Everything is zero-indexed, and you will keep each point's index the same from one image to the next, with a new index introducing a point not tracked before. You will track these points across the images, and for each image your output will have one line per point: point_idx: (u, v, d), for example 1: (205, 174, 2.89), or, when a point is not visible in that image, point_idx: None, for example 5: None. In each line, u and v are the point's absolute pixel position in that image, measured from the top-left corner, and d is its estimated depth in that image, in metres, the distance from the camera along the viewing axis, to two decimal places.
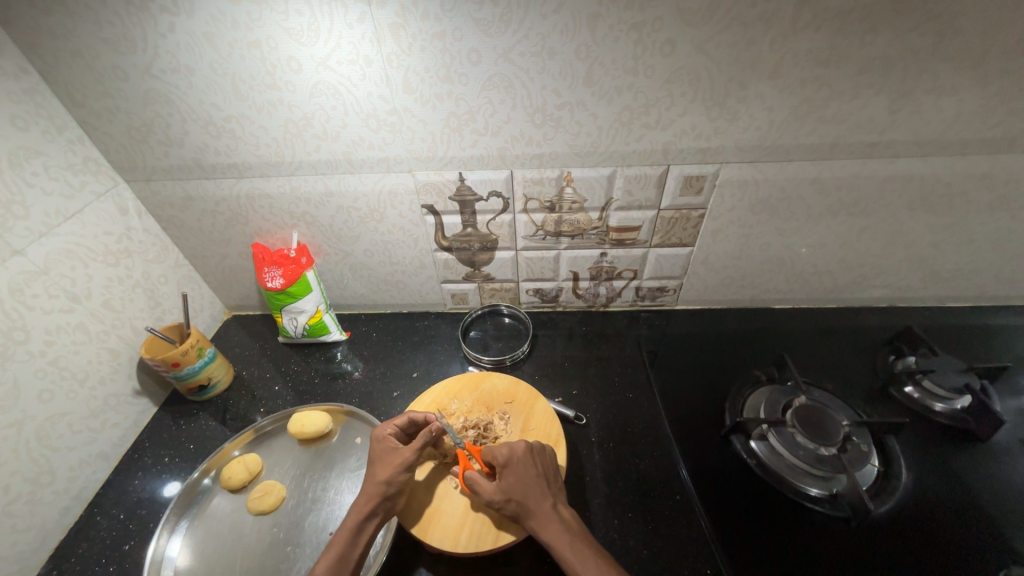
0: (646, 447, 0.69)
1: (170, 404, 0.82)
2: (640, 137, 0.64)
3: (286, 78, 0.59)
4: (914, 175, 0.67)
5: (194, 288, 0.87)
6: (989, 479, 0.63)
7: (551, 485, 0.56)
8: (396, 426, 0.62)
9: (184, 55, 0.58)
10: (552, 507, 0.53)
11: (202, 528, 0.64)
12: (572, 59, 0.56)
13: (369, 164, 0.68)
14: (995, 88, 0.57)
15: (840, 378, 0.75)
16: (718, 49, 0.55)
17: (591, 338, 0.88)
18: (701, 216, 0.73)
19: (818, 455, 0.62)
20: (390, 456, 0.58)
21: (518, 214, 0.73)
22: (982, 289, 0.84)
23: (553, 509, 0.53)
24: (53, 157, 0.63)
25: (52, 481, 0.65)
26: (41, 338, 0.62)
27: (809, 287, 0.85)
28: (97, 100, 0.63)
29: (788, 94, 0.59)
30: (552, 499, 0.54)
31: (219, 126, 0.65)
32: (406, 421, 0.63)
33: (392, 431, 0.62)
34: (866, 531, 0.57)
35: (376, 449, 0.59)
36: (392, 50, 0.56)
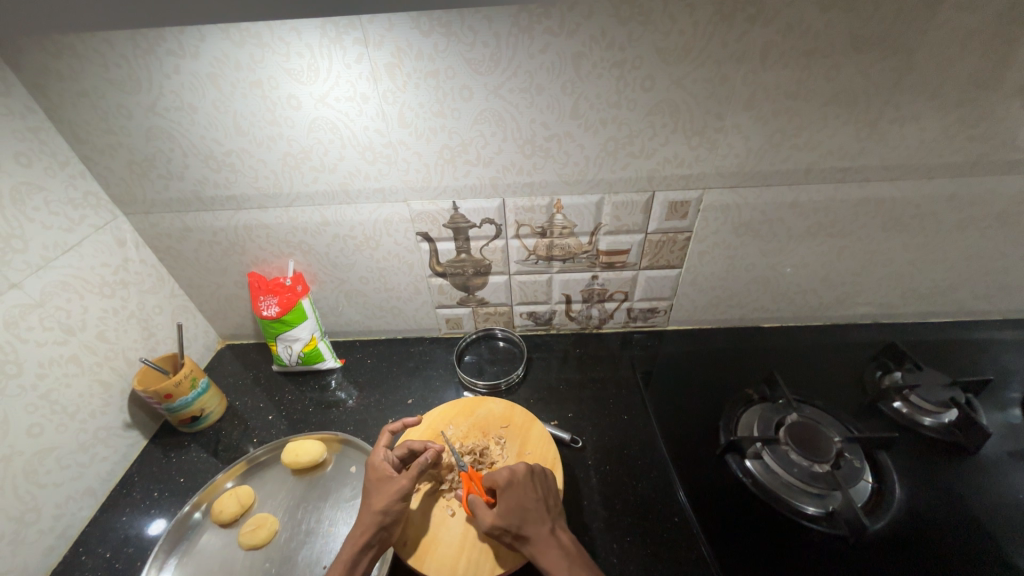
0: (695, 454, 0.69)
1: (160, 437, 0.81)
2: (626, 165, 0.67)
3: (286, 114, 0.61)
4: (885, 198, 0.71)
5: (153, 347, 0.80)
6: (995, 501, 0.63)
7: (551, 509, 0.55)
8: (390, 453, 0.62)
9: (187, 94, 0.60)
10: (551, 531, 0.53)
11: (191, 564, 0.62)
12: (559, 94, 0.60)
13: (365, 195, 0.70)
14: (953, 117, 0.62)
15: (829, 396, 0.76)
16: (694, 84, 0.59)
17: (647, 373, 0.84)
18: (687, 239, 0.76)
19: (812, 472, 0.63)
20: (385, 485, 0.57)
21: (510, 239, 0.75)
22: (961, 304, 0.87)
23: (552, 533, 0.52)
24: (55, 192, 0.65)
25: (37, 520, 0.63)
26: (34, 371, 0.62)
27: (795, 305, 0.87)
28: (99, 136, 0.65)
29: (761, 124, 0.62)
30: (551, 523, 0.54)
31: (220, 160, 0.67)
32: (406, 450, 0.63)
33: (387, 458, 0.61)
34: (863, 548, 0.57)
35: (372, 478, 0.59)
36: (388, 88, 0.59)
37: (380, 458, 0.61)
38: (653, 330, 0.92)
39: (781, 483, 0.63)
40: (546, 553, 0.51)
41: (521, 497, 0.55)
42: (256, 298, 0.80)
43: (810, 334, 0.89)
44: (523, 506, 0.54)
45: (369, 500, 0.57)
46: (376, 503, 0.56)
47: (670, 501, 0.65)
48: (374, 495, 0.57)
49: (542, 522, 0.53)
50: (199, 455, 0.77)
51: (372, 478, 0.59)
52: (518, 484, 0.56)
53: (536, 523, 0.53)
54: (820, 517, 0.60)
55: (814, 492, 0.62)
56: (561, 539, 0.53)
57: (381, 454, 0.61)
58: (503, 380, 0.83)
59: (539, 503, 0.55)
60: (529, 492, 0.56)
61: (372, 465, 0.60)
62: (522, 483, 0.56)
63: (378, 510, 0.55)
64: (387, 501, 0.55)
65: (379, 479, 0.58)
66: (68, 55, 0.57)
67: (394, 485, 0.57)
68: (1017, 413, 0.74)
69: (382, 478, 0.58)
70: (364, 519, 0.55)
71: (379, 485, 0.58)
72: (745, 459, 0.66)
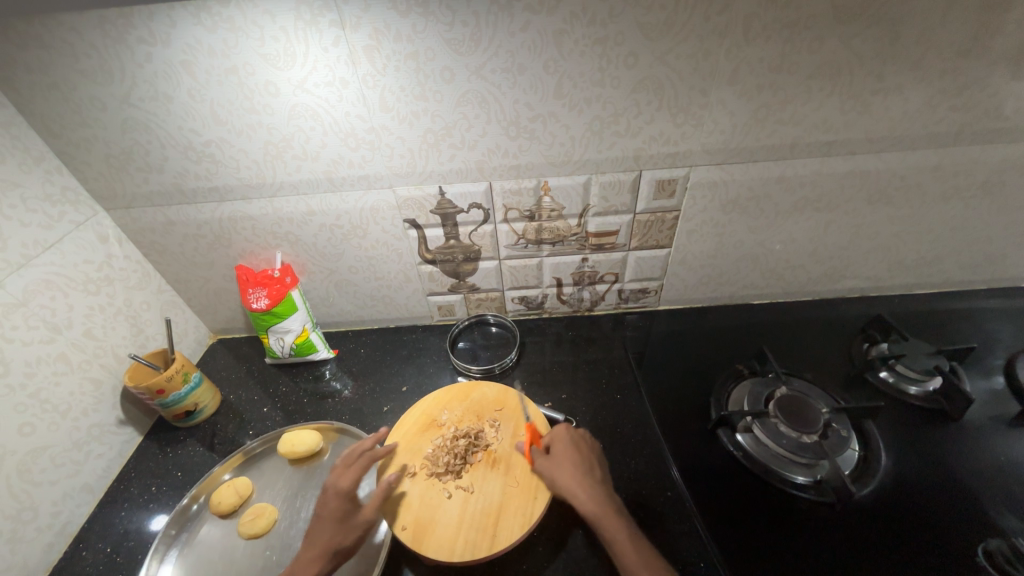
0: (686, 429, 0.70)
1: (156, 432, 0.81)
2: (612, 145, 0.66)
3: (264, 101, 0.60)
4: (871, 171, 0.71)
5: (143, 344, 0.79)
6: (978, 465, 0.64)
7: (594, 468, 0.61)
8: (354, 478, 0.60)
9: (162, 84, 0.59)
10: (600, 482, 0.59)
11: (192, 555, 0.63)
12: (541, 74, 0.59)
13: (350, 183, 0.69)
14: (937, 87, 0.61)
15: (818, 369, 0.78)
16: (678, 60, 0.58)
17: (639, 353, 0.85)
18: (675, 218, 0.76)
19: (800, 442, 0.64)
20: (349, 519, 0.57)
21: (498, 223, 0.75)
22: (946, 275, 0.88)
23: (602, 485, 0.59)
24: (31, 189, 0.63)
25: (34, 518, 0.63)
26: (21, 370, 0.61)
27: (784, 281, 0.88)
28: (74, 130, 0.64)
29: (745, 99, 0.62)
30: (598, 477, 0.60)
31: (199, 152, 0.65)
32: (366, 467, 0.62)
33: (349, 485, 0.59)
34: (849, 514, 0.59)
35: (334, 509, 0.57)
36: (367, 71, 0.58)
37: (350, 482, 0.59)
38: (645, 311, 0.93)
39: (770, 455, 0.65)
40: (595, 512, 0.55)
41: (568, 462, 0.60)
42: (244, 291, 0.80)
43: (799, 310, 0.90)
44: (568, 472, 0.59)
45: (329, 529, 0.56)
46: (336, 536, 0.55)
47: (664, 476, 0.66)
48: (334, 525, 0.57)
49: (590, 479, 0.58)
50: (195, 449, 0.78)
51: (334, 504, 0.58)
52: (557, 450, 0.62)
53: (583, 484, 0.57)
54: (808, 486, 0.61)
55: (802, 463, 0.63)
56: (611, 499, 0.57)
57: (353, 477, 0.60)
58: (497, 364, 0.83)
59: (587, 466, 0.60)
60: (573, 453, 0.62)
61: (339, 491, 0.59)
62: (566, 449, 0.62)
63: (336, 545, 0.55)
64: (349, 535, 0.56)
65: (341, 508, 0.57)
66: (35, 45, 0.55)
67: (358, 518, 0.57)
68: (1000, 380, 0.75)
69: (345, 506, 0.58)
70: (317, 547, 0.55)
71: (339, 514, 0.57)
72: (735, 432, 0.67)
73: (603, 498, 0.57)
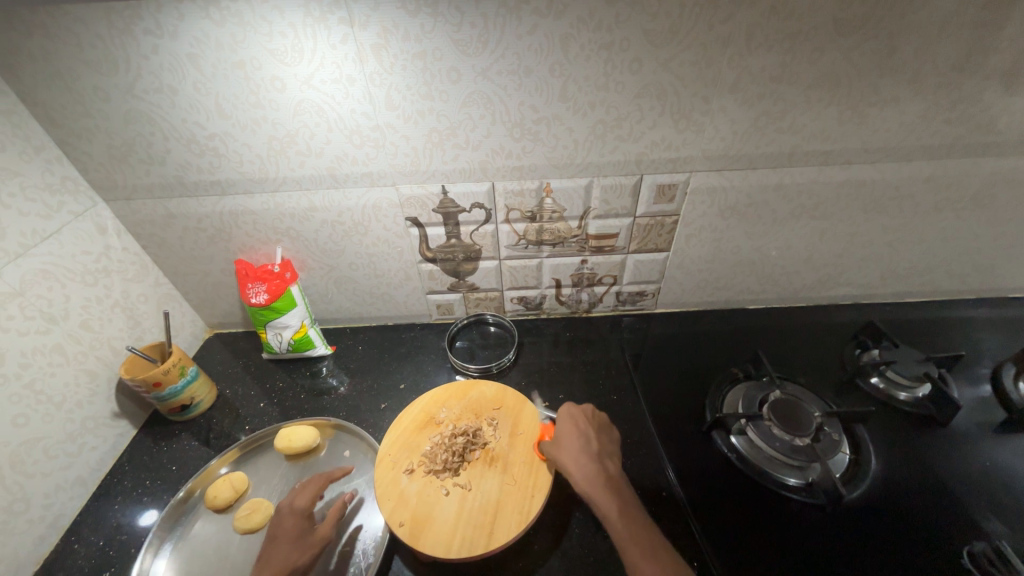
0: (681, 431, 0.71)
1: (150, 426, 0.80)
2: (614, 148, 0.67)
3: (270, 96, 0.60)
4: (866, 181, 0.72)
5: (139, 337, 0.79)
6: (964, 470, 0.66)
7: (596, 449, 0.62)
8: (311, 496, 0.61)
9: (167, 76, 0.59)
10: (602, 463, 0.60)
11: (186, 549, 0.62)
12: (547, 76, 0.59)
13: (353, 179, 0.69)
14: (931, 100, 0.63)
15: (811, 374, 0.79)
16: (681, 67, 0.59)
17: (636, 355, 0.85)
18: (675, 222, 0.77)
19: (793, 445, 0.65)
20: (304, 537, 0.57)
21: (500, 224, 0.76)
22: (936, 284, 0.90)
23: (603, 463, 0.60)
24: (30, 178, 0.63)
25: (26, 510, 0.62)
26: (16, 361, 0.61)
27: (779, 287, 0.89)
28: (76, 119, 0.63)
29: (746, 107, 0.63)
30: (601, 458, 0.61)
31: (203, 145, 0.65)
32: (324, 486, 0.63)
33: (306, 503, 0.61)
34: (839, 515, 0.60)
35: (290, 527, 0.58)
36: (374, 69, 0.58)
37: (308, 500, 0.61)
38: (642, 314, 0.93)
39: (763, 457, 0.66)
40: (588, 487, 0.56)
41: (569, 439, 0.63)
42: (243, 285, 0.79)
43: (793, 316, 0.92)
44: (568, 448, 0.61)
45: (285, 549, 0.56)
46: (292, 553, 0.55)
47: (658, 476, 0.67)
48: (290, 544, 0.56)
49: (587, 457, 0.60)
50: (190, 443, 0.77)
51: (291, 522, 0.58)
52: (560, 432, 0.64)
53: (580, 459, 0.60)
54: (800, 488, 0.62)
55: (795, 465, 0.64)
56: (608, 475, 0.58)
57: (310, 496, 0.61)
58: (494, 364, 0.84)
59: (585, 442, 0.62)
60: (574, 433, 0.63)
61: (295, 510, 0.60)
62: (568, 426, 0.64)
63: (292, 563, 0.54)
64: (305, 553, 0.56)
65: (298, 526, 0.58)
66: (40, 34, 0.55)
67: (314, 535, 0.58)
68: (987, 388, 0.77)
69: (301, 524, 0.59)
70: (272, 568, 0.54)
71: (295, 533, 0.57)
72: (729, 434, 0.68)
73: (598, 474, 0.58)
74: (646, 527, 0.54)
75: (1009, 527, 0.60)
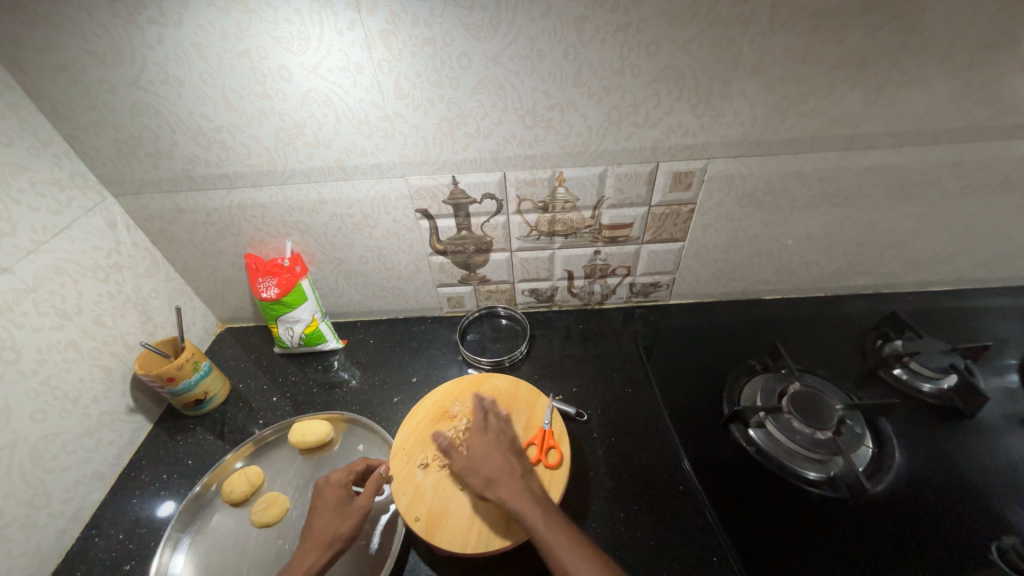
0: (698, 424, 0.70)
1: (165, 421, 0.81)
2: (629, 135, 0.65)
3: (277, 86, 0.59)
4: (892, 165, 0.70)
5: (152, 332, 0.79)
6: (990, 462, 0.64)
7: (518, 465, 0.58)
8: (346, 473, 0.61)
9: (172, 67, 0.57)
10: (523, 480, 0.56)
11: (204, 543, 0.63)
12: (560, 61, 0.57)
13: (362, 171, 0.68)
14: (963, 81, 0.60)
15: (830, 365, 0.77)
16: (700, 49, 0.57)
17: (649, 347, 0.84)
18: (691, 211, 0.75)
19: (814, 439, 0.64)
20: (344, 507, 0.57)
21: (511, 215, 0.74)
22: (961, 272, 0.87)
23: (524, 481, 0.55)
24: (40, 173, 0.62)
25: (47, 504, 0.63)
26: (33, 357, 0.61)
27: (797, 277, 0.87)
28: (82, 113, 0.62)
29: (767, 90, 0.61)
30: (522, 475, 0.56)
31: (210, 137, 0.64)
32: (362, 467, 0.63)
33: (342, 478, 0.60)
34: (863, 510, 0.59)
35: (328, 498, 0.58)
36: (383, 56, 0.56)
37: (343, 476, 0.61)
38: (655, 305, 0.92)
39: (783, 451, 0.64)
40: (516, 505, 0.52)
41: (486, 459, 0.58)
42: (254, 280, 0.79)
43: (811, 306, 0.90)
44: (486, 467, 0.57)
45: (326, 518, 0.56)
46: (334, 523, 0.55)
47: (675, 470, 0.66)
48: (331, 513, 0.57)
49: (509, 476, 0.56)
50: (205, 437, 0.78)
51: (331, 494, 0.58)
52: (474, 459, 0.58)
53: (502, 478, 0.55)
54: (821, 482, 0.61)
55: (815, 459, 0.63)
56: (533, 492, 0.55)
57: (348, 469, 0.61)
58: (506, 357, 0.83)
59: (504, 459, 0.58)
60: (494, 449, 0.59)
61: (333, 482, 0.60)
62: (485, 444, 0.60)
63: (333, 531, 0.55)
64: (347, 520, 0.56)
65: (337, 497, 0.58)
66: (44, 25, 0.54)
67: (353, 505, 0.57)
68: (1014, 378, 0.75)
69: (341, 497, 0.58)
70: (313, 538, 0.54)
71: (335, 502, 0.58)
72: (747, 428, 0.67)
73: (525, 499, 0.53)
74: (579, 538, 0.50)
75: None
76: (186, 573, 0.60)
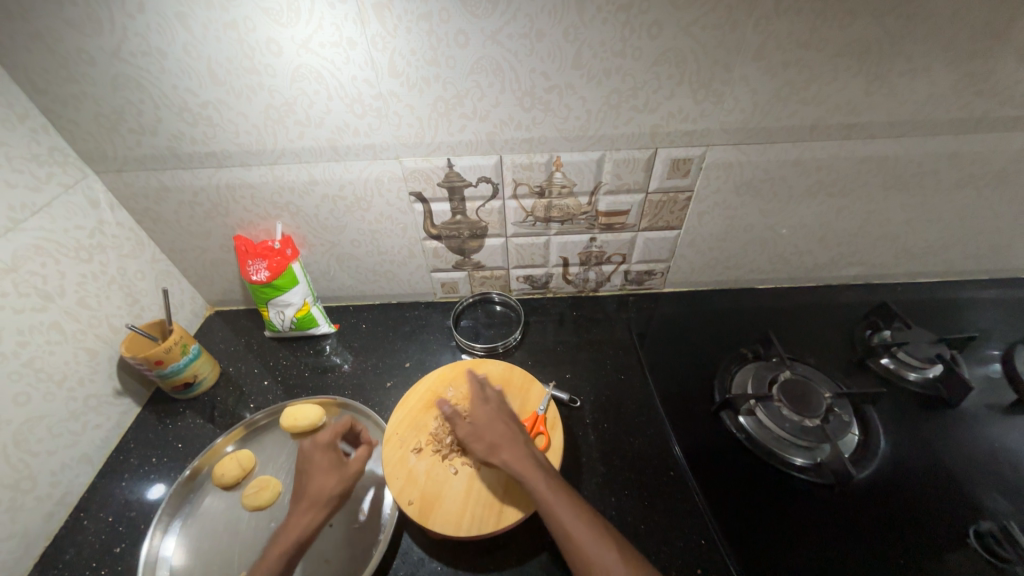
0: (689, 411, 0.71)
1: (154, 404, 0.79)
2: (629, 120, 0.64)
3: (265, 61, 0.57)
4: (889, 156, 0.69)
5: (138, 314, 0.77)
6: (970, 449, 0.66)
7: (518, 432, 0.59)
8: (333, 436, 0.63)
9: (155, 37, 0.55)
10: (524, 445, 0.57)
11: (195, 526, 0.63)
12: (560, 41, 0.56)
13: (355, 151, 0.66)
14: (964, 71, 0.60)
15: (821, 354, 0.78)
16: (703, 31, 0.55)
17: (643, 334, 0.85)
18: (687, 199, 0.74)
19: (803, 426, 0.65)
20: (335, 469, 0.60)
21: (507, 200, 0.73)
22: (951, 264, 0.88)
23: (525, 446, 0.57)
24: (16, 148, 0.60)
25: (33, 487, 0.62)
26: (14, 339, 0.60)
27: (791, 266, 0.88)
28: (59, 85, 0.60)
29: (769, 76, 0.60)
30: (523, 441, 0.58)
31: (196, 114, 0.62)
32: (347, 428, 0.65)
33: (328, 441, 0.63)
34: (847, 495, 0.60)
35: (318, 461, 0.61)
36: (377, 32, 0.54)
37: (330, 437, 0.63)
38: (649, 293, 0.92)
39: (772, 437, 0.65)
40: (518, 467, 0.54)
41: (488, 425, 0.59)
42: (244, 262, 0.77)
43: (803, 296, 0.90)
44: (488, 432, 0.58)
45: (317, 479, 0.59)
46: (327, 484, 0.59)
47: (666, 455, 0.67)
48: (322, 474, 0.60)
49: (511, 439, 0.57)
50: (195, 421, 0.77)
51: (320, 457, 0.61)
52: (478, 427, 0.59)
53: (503, 441, 0.57)
54: (807, 468, 0.62)
55: (803, 446, 0.64)
56: (533, 455, 0.56)
57: (335, 433, 0.63)
58: (500, 343, 0.83)
59: (505, 425, 0.59)
60: (495, 417, 0.60)
61: (321, 445, 0.62)
62: (486, 412, 0.61)
63: (326, 491, 0.58)
64: (339, 482, 0.59)
65: (328, 460, 0.61)
66: None
67: (345, 468, 0.61)
68: (996, 368, 0.77)
69: (330, 459, 0.61)
70: (307, 498, 0.57)
71: (327, 465, 0.60)
72: (738, 415, 0.68)
73: (527, 463, 0.55)
74: (575, 501, 0.52)
75: (1013, 504, 0.61)
76: (177, 556, 0.60)
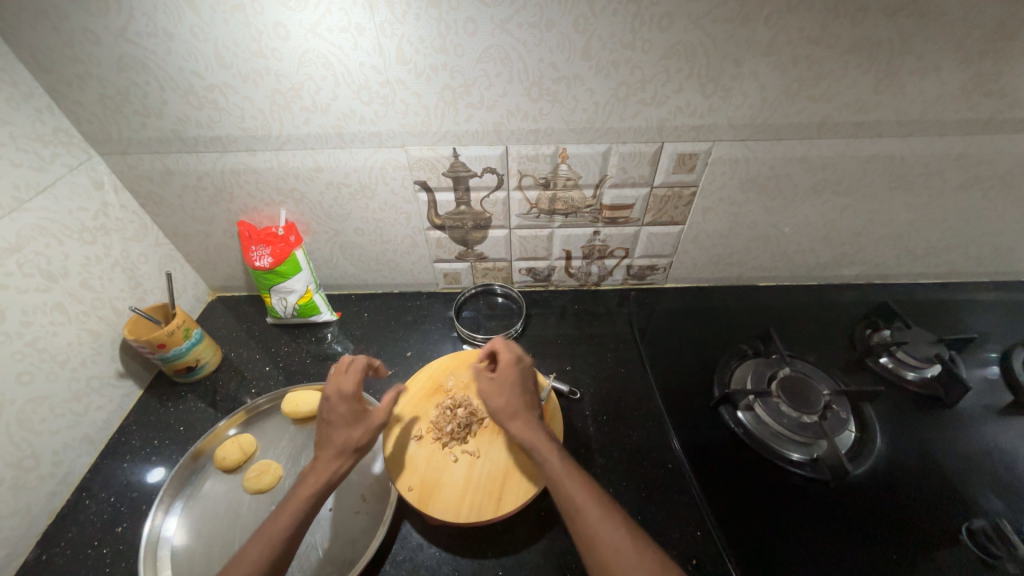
0: (688, 405, 0.71)
1: (156, 387, 0.80)
2: (636, 113, 0.64)
3: (273, 45, 0.56)
4: (895, 155, 0.69)
5: (141, 297, 0.77)
6: (965, 449, 0.67)
7: (532, 405, 0.59)
8: (353, 385, 0.59)
9: (162, 18, 0.55)
10: (537, 419, 0.57)
11: (197, 507, 0.63)
12: (570, 32, 0.56)
13: (361, 139, 0.66)
14: (974, 71, 0.60)
15: (820, 352, 0.79)
16: (714, 25, 0.55)
17: (643, 328, 0.85)
18: (692, 194, 0.74)
19: (801, 422, 0.65)
20: (360, 420, 0.57)
21: (512, 191, 0.73)
22: (952, 265, 0.88)
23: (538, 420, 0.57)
24: (21, 127, 0.60)
25: (36, 466, 0.63)
26: (18, 319, 0.60)
27: (793, 264, 0.88)
28: (65, 65, 0.59)
29: (778, 72, 0.59)
30: (535, 415, 0.58)
31: (201, 97, 0.62)
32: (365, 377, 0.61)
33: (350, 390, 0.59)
34: (842, 490, 0.61)
35: (342, 411, 0.57)
36: (386, 18, 0.54)
37: (353, 387, 0.59)
38: (651, 288, 0.92)
39: (770, 433, 0.66)
40: (531, 440, 0.54)
41: (502, 394, 0.59)
42: (247, 248, 0.77)
43: (804, 295, 0.91)
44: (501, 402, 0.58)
45: (343, 429, 0.56)
46: (353, 434, 0.55)
47: (664, 448, 0.68)
48: (348, 425, 0.56)
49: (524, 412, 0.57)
50: (197, 404, 0.77)
51: (344, 408, 0.57)
52: (495, 394, 0.59)
53: (517, 413, 0.57)
54: (804, 463, 0.63)
55: (800, 441, 0.65)
56: (546, 430, 0.57)
57: (356, 382, 0.59)
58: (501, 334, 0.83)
59: (521, 396, 0.59)
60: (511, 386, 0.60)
61: (345, 396, 0.58)
62: (502, 380, 0.61)
63: (353, 442, 0.55)
64: (366, 432, 0.56)
65: (353, 411, 0.57)
66: None
67: (369, 418, 0.57)
68: (994, 370, 0.77)
69: (354, 408, 0.57)
70: (334, 447, 0.55)
71: (350, 414, 0.57)
72: (736, 410, 0.68)
73: (538, 437, 0.55)
74: (585, 478, 0.52)
75: (1005, 503, 0.62)
76: (179, 535, 0.61)
